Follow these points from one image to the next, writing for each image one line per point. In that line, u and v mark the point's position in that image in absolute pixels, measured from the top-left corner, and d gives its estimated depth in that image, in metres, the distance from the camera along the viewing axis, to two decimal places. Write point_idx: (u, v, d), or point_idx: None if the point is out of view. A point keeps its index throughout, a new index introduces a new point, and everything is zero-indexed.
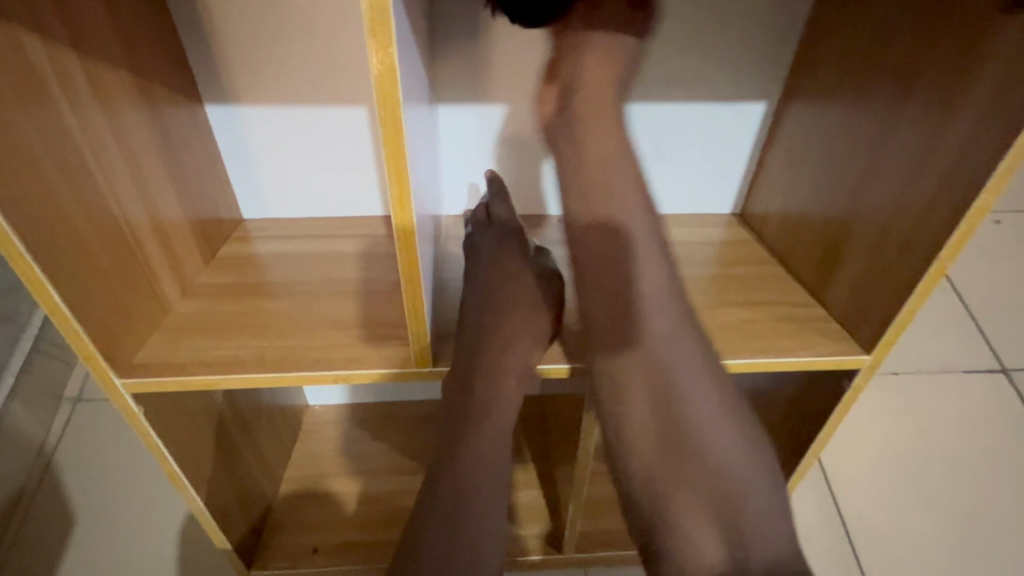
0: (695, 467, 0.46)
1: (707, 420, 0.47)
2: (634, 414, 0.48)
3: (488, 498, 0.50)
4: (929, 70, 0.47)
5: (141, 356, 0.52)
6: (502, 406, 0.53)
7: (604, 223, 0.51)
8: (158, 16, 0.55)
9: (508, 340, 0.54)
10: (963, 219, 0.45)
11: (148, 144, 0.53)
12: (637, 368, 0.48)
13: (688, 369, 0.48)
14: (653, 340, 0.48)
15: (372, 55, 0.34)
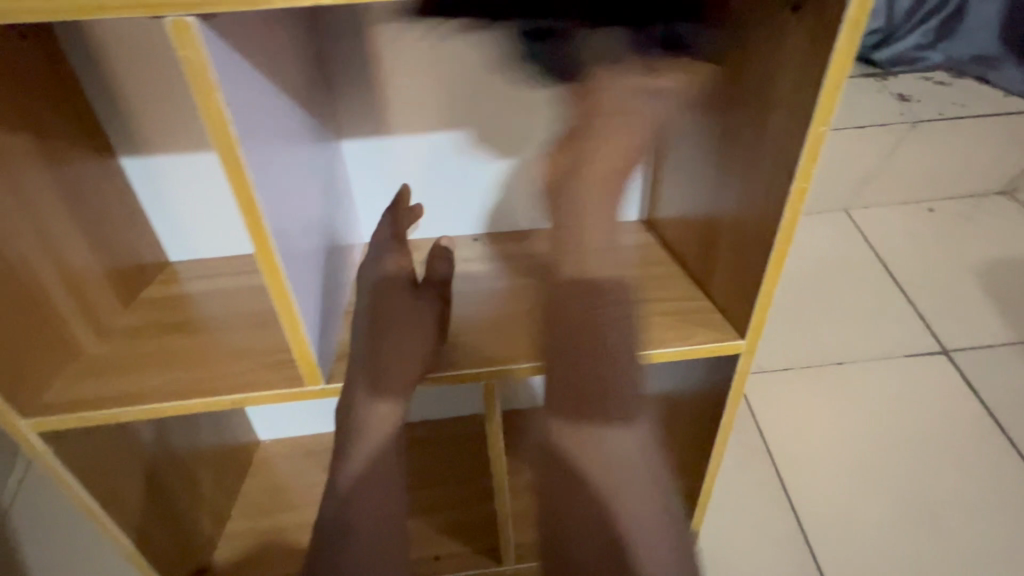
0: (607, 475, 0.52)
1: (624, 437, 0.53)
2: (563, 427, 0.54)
3: (376, 513, 0.56)
4: (753, 70, 0.51)
5: (48, 397, 0.55)
6: (382, 424, 0.57)
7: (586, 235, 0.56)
8: (62, 80, 0.58)
9: (386, 363, 0.57)
10: (784, 208, 0.49)
11: (55, 199, 0.57)
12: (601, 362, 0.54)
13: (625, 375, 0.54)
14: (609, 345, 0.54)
15: (199, 101, 0.38)
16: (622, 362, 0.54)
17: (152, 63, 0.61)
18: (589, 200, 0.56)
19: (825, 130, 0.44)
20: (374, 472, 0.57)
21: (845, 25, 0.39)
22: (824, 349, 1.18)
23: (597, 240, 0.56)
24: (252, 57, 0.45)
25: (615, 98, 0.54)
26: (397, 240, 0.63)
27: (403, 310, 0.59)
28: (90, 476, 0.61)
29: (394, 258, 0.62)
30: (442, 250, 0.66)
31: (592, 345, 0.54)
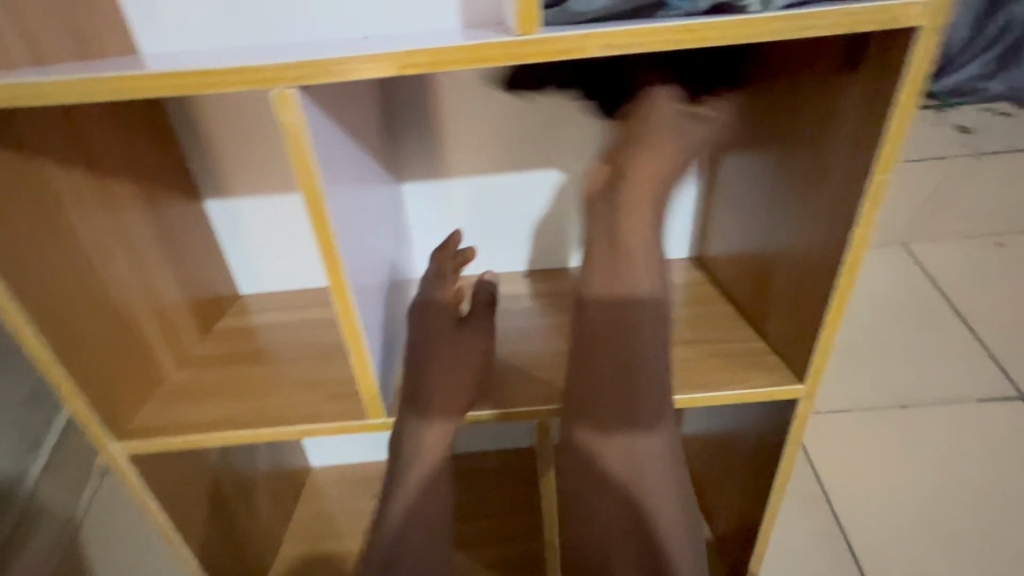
0: (642, 487, 0.52)
1: (659, 450, 0.52)
2: (598, 437, 0.52)
3: (422, 543, 0.57)
4: (809, 120, 0.51)
5: (136, 420, 0.60)
6: (430, 452, 0.58)
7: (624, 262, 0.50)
8: (161, 133, 0.65)
9: (437, 392, 0.58)
10: (845, 251, 0.49)
11: (150, 238, 0.63)
12: (637, 362, 0.50)
13: (653, 384, 0.51)
14: (638, 348, 0.50)
15: (293, 157, 0.43)
16: (650, 380, 0.51)
17: (234, 117, 0.66)
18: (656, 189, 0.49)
19: (886, 177, 0.44)
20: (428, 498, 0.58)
21: (906, 77, 0.40)
22: (886, 391, 1.12)
23: (642, 259, 0.50)
24: (334, 116, 0.49)
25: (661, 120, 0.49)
26: (441, 279, 0.62)
27: (453, 346, 0.60)
28: (165, 494, 0.65)
29: (441, 297, 0.62)
30: (483, 286, 0.66)
31: (626, 347, 0.50)
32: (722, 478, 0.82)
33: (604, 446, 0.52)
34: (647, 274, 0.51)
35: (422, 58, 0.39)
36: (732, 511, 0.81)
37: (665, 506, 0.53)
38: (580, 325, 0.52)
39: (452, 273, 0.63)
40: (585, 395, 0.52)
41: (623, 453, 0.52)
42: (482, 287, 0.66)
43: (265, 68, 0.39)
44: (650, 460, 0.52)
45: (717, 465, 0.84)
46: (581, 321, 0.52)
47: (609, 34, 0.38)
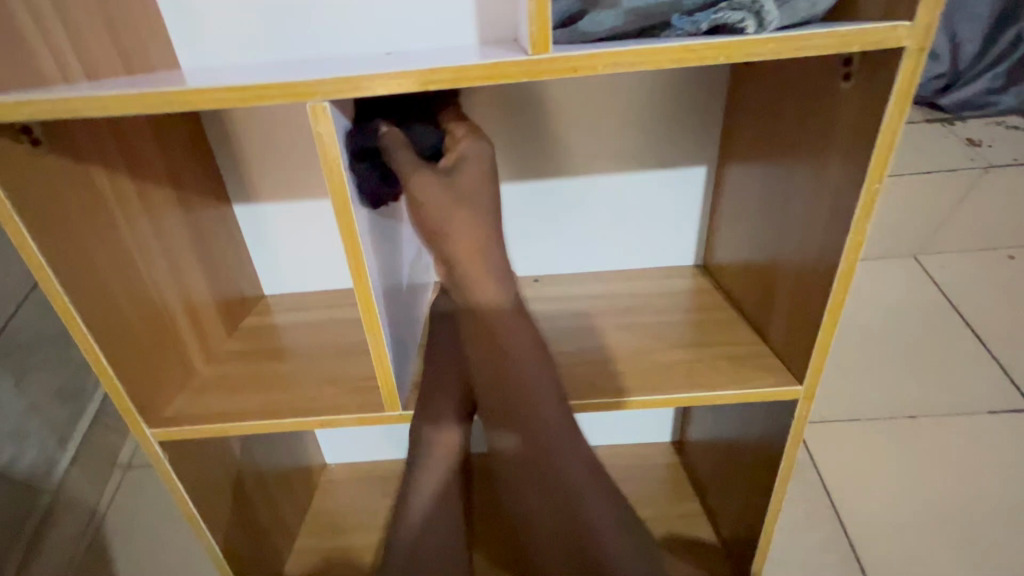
0: (549, 492, 0.54)
1: (562, 452, 0.53)
2: (501, 436, 0.56)
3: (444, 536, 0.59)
4: (807, 134, 0.54)
5: (168, 410, 0.63)
6: (442, 453, 0.61)
7: (494, 314, 0.55)
8: (196, 142, 0.70)
9: (441, 393, 0.62)
10: (842, 257, 0.51)
11: (184, 240, 0.67)
12: (513, 374, 0.55)
13: (533, 391, 0.54)
14: (514, 366, 0.55)
15: (325, 165, 0.46)
16: (539, 392, 0.54)
17: (265, 127, 0.71)
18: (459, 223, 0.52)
19: (879, 186, 0.47)
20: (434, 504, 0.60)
21: (894, 95, 0.43)
22: (894, 402, 1.13)
23: (490, 278, 0.54)
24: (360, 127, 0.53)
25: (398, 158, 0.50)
26: None
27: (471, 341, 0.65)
28: (193, 482, 0.68)
29: (464, 293, 0.68)
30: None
31: (503, 364, 0.55)
32: (727, 481, 0.84)
33: (510, 448, 0.56)
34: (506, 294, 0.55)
35: (444, 75, 0.42)
36: (737, 515, 0.82)
37: (586, 504, 0.53)
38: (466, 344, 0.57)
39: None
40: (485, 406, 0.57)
41: (524, 456, 0.54)
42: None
43: (301, 84, 0.43)
44: (554, 463, 0.53)
45: (722, 468, 0.86)
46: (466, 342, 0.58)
47: (616, 53, 0.41)
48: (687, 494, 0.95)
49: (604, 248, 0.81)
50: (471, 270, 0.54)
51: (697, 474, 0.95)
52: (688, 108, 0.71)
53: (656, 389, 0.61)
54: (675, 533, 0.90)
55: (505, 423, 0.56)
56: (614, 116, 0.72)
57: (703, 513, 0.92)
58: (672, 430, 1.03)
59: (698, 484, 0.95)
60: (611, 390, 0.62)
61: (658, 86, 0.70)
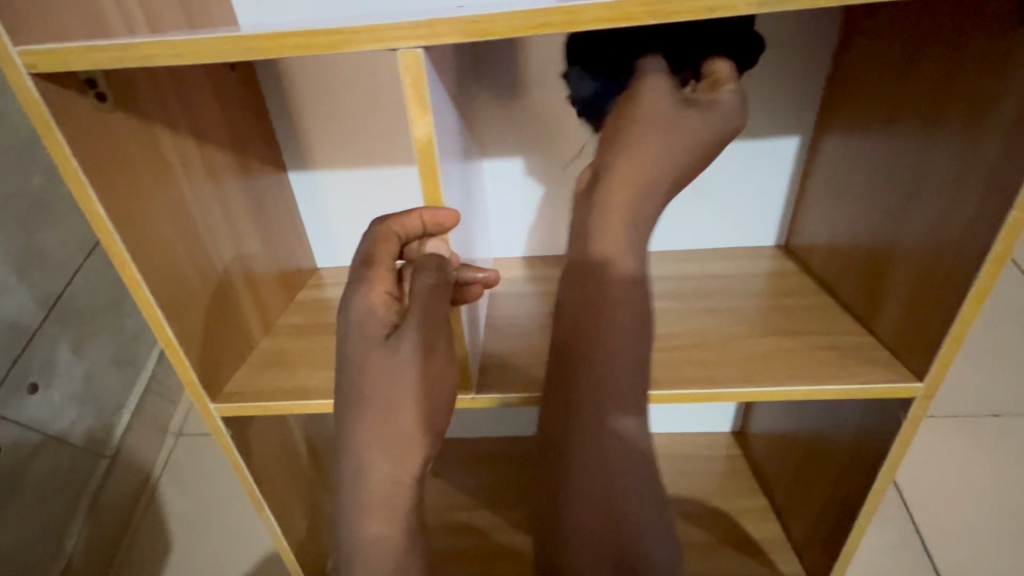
0: (614, 474, 0.48)
1: (637, 433, 0.49)
2: (583, 392, 0.48)
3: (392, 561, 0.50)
4: (953, 95, 0.46)
5: (230, 384, 0.61)
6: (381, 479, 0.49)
7: (611, 285, 0.48)
8: (255, 103, 0.66)
9: (367, 407, 0.48)
10: (996, 240, 0.44)
11: (243, 205, 0.64)
12: (610, 329, 0.48)
13: (625, 356, 0.48)
14: (618, 328, 0.48)
15: (417, 128, 0.43)
16: (631, 364, 0.48)
17: (326, 89, 0.67)
18: (651, 141, 0.46)
19: None
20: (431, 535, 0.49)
21: None
22: (977, 399, 1.04)
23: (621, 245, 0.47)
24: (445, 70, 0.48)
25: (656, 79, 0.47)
26: (371, 263, 0.48)
27: (388, 368, 0.47)
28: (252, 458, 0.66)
29: (372, 292, 0.48)
30: (422, 277, 0.47)
31: (602, 321, 0.48)
32: (803, 479, 0.78)
33: (587, 413, 0.48)
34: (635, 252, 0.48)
35: (558, 17, 0.37)
36: (812, 514, 0.77)
37: (637, 495, 0.49)
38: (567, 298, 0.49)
39: (387, 259, 0.49)
40: (569, 359, 0.49)
41: (599, 427, 0.48)
42: (419, 280, 0.47)
43: (394, 28, 0.39)
44: (621, 443, 0.48)
45: (797, 465, 0.80)
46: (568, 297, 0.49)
47: None
48: (750, 490, 0.90)
49: (677, 225, 0.75)
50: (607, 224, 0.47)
51: (761, 468, 0.90)
52: (787, 69, 0.64)
53: (750, 380, 0.56)
54: (740, 529, 0.85)
55: (579, 395, 0.48)
56: None
57: (770, 509, 0.87)
58: (732, 421, 0.97)
59: (762, 480, 0.90)
60: (698, 378, 0.57)
61: None
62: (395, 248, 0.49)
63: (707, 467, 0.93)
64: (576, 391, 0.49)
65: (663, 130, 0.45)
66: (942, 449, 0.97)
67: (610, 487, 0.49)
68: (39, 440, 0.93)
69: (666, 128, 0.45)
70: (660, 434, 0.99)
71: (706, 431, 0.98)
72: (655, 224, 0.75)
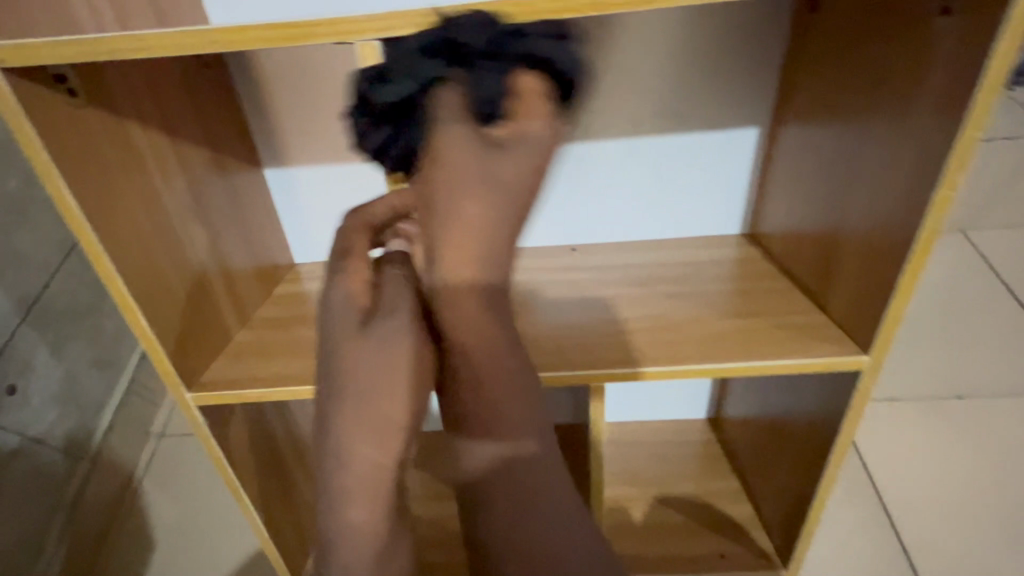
0: (516, 480, 0.50)
1: (524, 441, 0.51)
2: (468, 410, 0.51)
3: (361, 556, 0.47)
4: (886, 83, 0.50)
5: (206, 375, 0.62)
6: (359, 468, 0.46)
7: (476, 308, 0.49)
8: (228, 99, 0.68)
9: (349, 388, 0.46)
10: (924, 215, 0.47)
11: (217, 201, 0.65)
12: (478, 357, 0.50)
13: (497, 367, 0.50)
14: (476, 347, 0.50)
15: None
16: (500, 381, 0.51)
17: (297, 85, 0.68)
18: (469, 201, 0.44)
19: (980, 134, 0.43)
20: (384, 520, 0.48)
21: (1005, 30, 0.38)
22: (939, 381, 1.08)
23: (470, 269, 0.47)
24: None
25: (452, 129, 0.41)
26: (346, 255, 0.48)
27: (370, 355, 0.46)
28: (230, 448, 0.67)
29: (351, 278, 0.48)
30: (397, 266, 0.49)
31: (478, 351, 0.50)
32: (771, 458, 0.81)
33: (473, 426, 0.51)
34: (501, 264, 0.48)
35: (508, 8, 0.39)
36: (779, 491, 0.79)
37: (542, 497, 0.50)
38: (443, 329, 0.50)
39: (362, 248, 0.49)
40: (452, 379, 0.50)
41: (494, 438, 0.51)
42: (397, 266, 0.49)
43: (351, 23, 0.41)
44: (515, 447, 0.50)
45: (766, 446, 0.82)
46: (439, 329, 0.49)
47: None
48: (724, 472, 0.93)
49: (645, 214, 0.78)
50: (453, 253, 0.47)
51: (734, 450, 0.93)
52: (743, 62, 0.67)
53: (709, 359, 0.58)
54: (714, 509, 0.88)
55: (469, 410, 0.51)
56: (666, 71, 0.67)
57: (742, 492, 0.90)
58: (707, 406, 1.00)
59: (735, 461, 0.92)
60: (661, 358, 0.59)
61: (714, 38, 0.65)
62: (367, 237, 0.50)
63: (682, 452, 0.96)
64: (462, 408, 0.51)
65: (484, 183, 0.43)
66: (906, 431, 1.01)
67: (517, 497, 0.50)
68: (18, 442, 0.93)
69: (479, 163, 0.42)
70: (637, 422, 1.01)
71: (682, 417, 1.01)
72: (625, 215, 0.78)
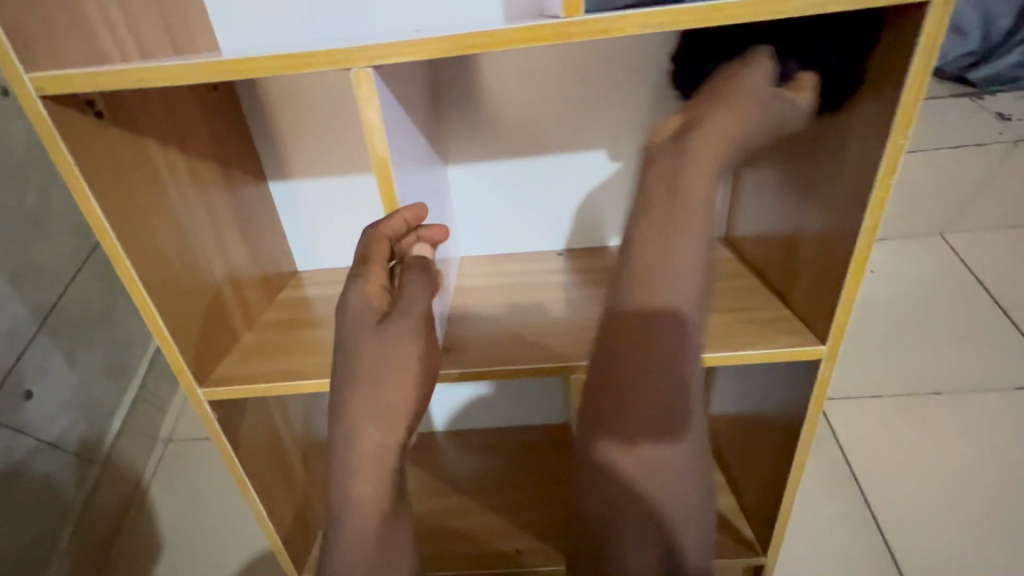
0: (649, 492, 0.55)
1: (667, 457, 0.54)
2: (616, 422, 0.54)
3: (361, 520, 0.56)
4: (831, 96, 0.55)
5: (216, 373, 0.67)
6: (364, 452, 0.55)
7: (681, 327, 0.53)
8: (237, 119, 0.73)
9: (358, 381, 0.54)
10: (864, 214, 0.52)
11: (227, 212, 0.71)
12: (658, 367, 0.53)
13: (678, 374, 0.53)
14: (655, 364, 0.52)
15: (370, 145, 0.51)
16: (672, 390, 0.53)
17: (301, 103, 0.74)
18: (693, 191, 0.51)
19: (904, 142, 0.48)
20: (383, 494, 0.56)
21: (919, 47, 0.44)
22: (918, 378, 1.12)
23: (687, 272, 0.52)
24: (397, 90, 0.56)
25: (741, 95, 0.50)
26: (363, 262, 0.54)
27: (380, 350, 0.53)
28: (237, 443, 0.72)
29: (367, 284, 0.53)
30: (410, 277, 0.53)
31: (682, 353, 0.53)
32: (752, 450, 0.85)
33: (623, 439, 0.54)
34: (681, 283, 0.52)
35: (482, 39, 0.45)
36: (759, 481, 0.83)
37: (678, 504, 0.55)
38: (621, 338, 0.54)
39: (380, 259, 0.54)
40: (602, 393, 0.55)
41: (627, 452, 0.54)
42: (407, 280, 0.53)
43: (346, 51, 0.46)
44: (663, 461, 0.54)
45: (747, 440, 0.86)
46: (613, 343, 0.54)
47: (642, 13, 0.43)
48: (710, 467, 0.97)
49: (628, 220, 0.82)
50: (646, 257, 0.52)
51: (719, 445, 0.97)
52: None
53: None
54: None
55: (616, 425, 0.54)
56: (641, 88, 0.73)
57: (727, 484, 0.93)
58: None
59: (720, 455, 0.96)
60: None
61: None
62: (386, 250, 0.55)
63: None
64: (615, 421, 0.54)
65: (759, 110, 0.51)
66: (885, 426, 1.05)
67: (646, 505, 0.55)
68: (34, 445, 0.97)
69: (733, 147, 0.51)
70: None
71: None
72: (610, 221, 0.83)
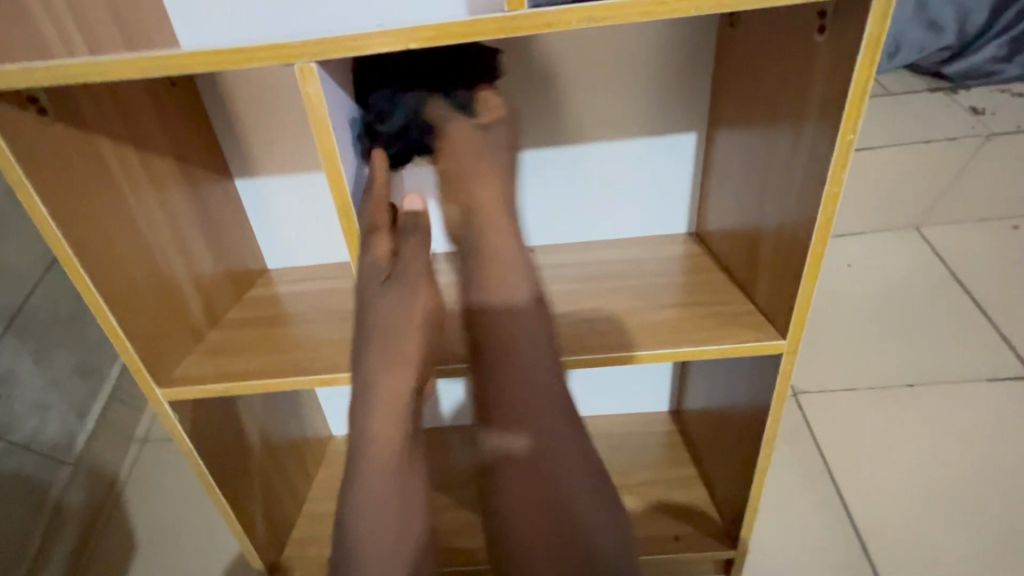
0: (543, 470, 0.55)
1: (555, 426, 0.56)
2: (500, 388, 0.57)
3: (373, 487, 0.55)
4: (787, 90, 0.55)
5: (176, 372, 0.66)
6: (391, 393, 0.56)
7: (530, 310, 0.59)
8: (197, 114, 0.72)
9: (374, 335, 0.57)
10: (818, 209, 0.52)
11: (187, 210, 0.70)
12: (517, 337, 0.58)
13: (535, 341, 0.58)
14: (517, 331, 0.58)
15: (319, 142, 0.50)
16: (530, 354, 0.58)
17: (262, 99, 0.73)
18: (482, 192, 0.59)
19: (853, 137, 0.48)
20: (400, 435, 0.56)
21: (864, 44, 0.44)
22: (890, 370, 1.13)
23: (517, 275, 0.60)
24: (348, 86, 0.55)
25: (463, 144, 0.58)
26: (375, 229, 0.57)
27: (392, 304, 0.57)
28: (202, 442, 0.71)
29: (377, 248, 0.57)
30: (411, 238, 0.59)
31: (532, 330, 0.58)
32: (722, 443, 0.86)
33: (508, 409, 0.56)
34: (518, 281, 0.60)
35: (426, 34, 0.44)
36: (729, 474, 0.84)
37: (574, 483, 0.54)
38: (486, 317, 0.59)
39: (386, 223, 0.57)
40: (480, 364, 0.58)
41: (517, 420, 0.56)
42: (410, 240, 0.59)
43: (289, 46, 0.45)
44: (549, 432, 0.56)
45: (718, 433, 0.87)
46: (481, 323, 0.59)
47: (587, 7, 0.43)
48: (684, 460, 0.97)
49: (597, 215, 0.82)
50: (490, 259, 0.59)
51: (693, 439, 0.98)
52: (677, 73, 0.72)
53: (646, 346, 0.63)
54: (674, 495, 0.92)
55: (499, 395, 0.57)
56: (606, 82, 0.72)
57: (700, 477, 0.94)
58: (669, 398, 1.04)
59: (693, 448, 0.97)
60: (602, 347, 0.64)
61: (648, 51, 0.71)
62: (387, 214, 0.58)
63: (646, 442, 1.00)
64: (493, 395, 0.57)
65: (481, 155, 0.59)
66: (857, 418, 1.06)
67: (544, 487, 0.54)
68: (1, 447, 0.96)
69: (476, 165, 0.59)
70: (603, 415, 1.06)
71: (646, 410, 1.05)
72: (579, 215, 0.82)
